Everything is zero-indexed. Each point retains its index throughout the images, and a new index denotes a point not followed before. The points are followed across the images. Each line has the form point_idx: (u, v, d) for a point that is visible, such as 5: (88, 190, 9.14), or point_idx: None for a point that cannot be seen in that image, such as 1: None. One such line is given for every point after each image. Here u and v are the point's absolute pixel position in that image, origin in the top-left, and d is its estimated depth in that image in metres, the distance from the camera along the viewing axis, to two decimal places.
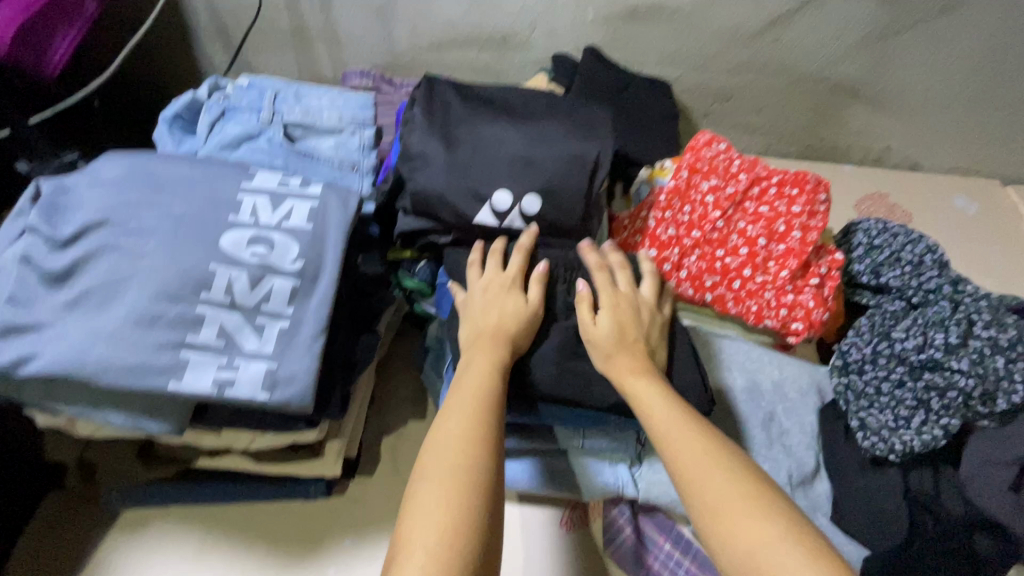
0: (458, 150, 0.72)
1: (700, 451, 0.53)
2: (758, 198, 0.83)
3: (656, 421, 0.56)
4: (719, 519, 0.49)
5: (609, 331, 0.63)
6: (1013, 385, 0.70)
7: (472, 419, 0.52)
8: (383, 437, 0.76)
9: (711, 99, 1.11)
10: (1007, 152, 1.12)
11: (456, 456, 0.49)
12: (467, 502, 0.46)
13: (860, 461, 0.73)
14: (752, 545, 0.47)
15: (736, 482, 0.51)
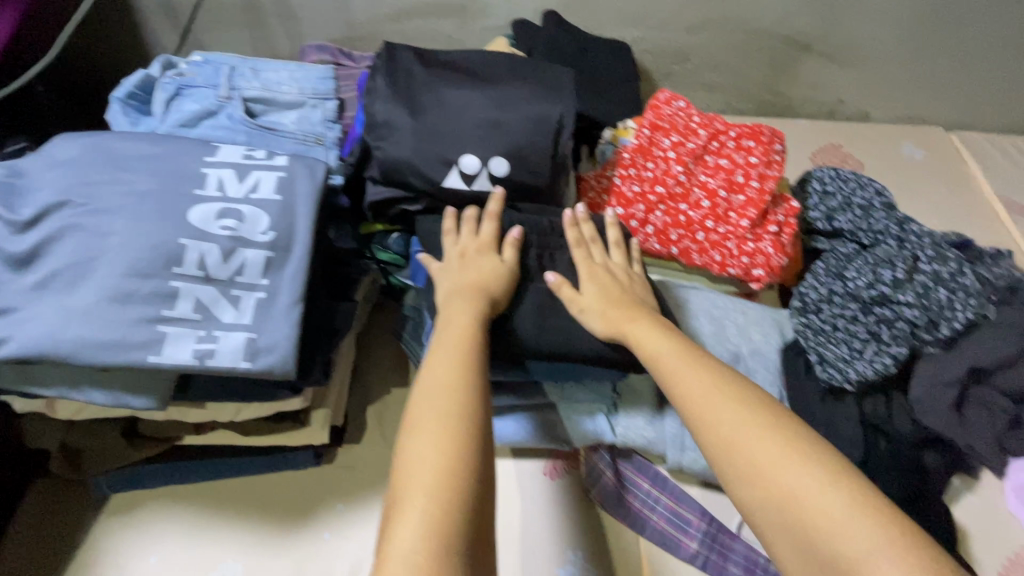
0: (423, 115, 0.72)
1: (709, 388, 0.53)
2: (717, 152, 0.86)
3: (663, 365, 0.57)
4: (734, 451, 0.49)
5: (594, 296, 0.65)
6: (953, 312, 0.77)
7: (458, 368, 0.53)
8: (369, 405, 0.78)
9: (671, 59, 1.12)
10: (950, 98, 1.18)
11: (446, 402, 0.50)
12: (460, 443, 0.47)
13: (819, 392, 0.78)
14: (767, 472, 0.47)
15: (748, 414, 0.51)
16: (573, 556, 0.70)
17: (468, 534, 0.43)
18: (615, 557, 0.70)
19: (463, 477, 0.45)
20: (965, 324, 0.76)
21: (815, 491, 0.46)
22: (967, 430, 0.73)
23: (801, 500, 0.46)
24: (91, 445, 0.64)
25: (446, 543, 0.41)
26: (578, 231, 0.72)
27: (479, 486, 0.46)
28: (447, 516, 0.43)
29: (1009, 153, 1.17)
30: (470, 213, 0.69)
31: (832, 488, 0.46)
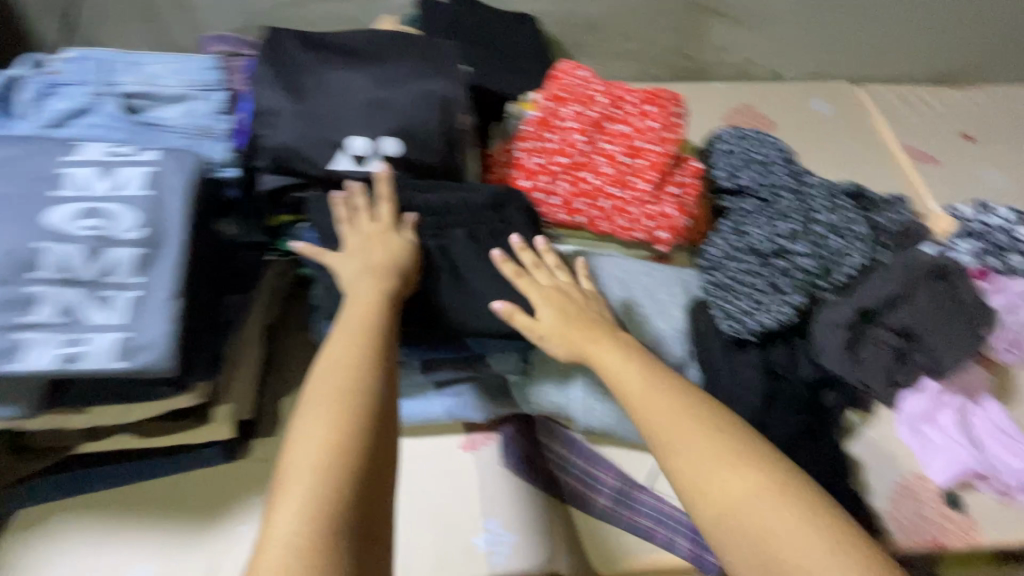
0: (306, 99, 0.71)
1: (675, 415, 0.53)
2: (619, 119, 0.87)
3: (628, 388, 0.57)
4: (698, 478, 0.49)
5: (553, 320, 0.65)
6: (843, 261, 0.82)
7: (356, 347, 0.53)
8: (283, 399, 0.77)
9: (581, 30, 1.12)
10: (853, 53, 1.21)
11: (340, 380, 0.50)
12: (350, 417, 0.48)
13: (723, 344, 0.79)
14: (731, 500, 0.48)
15: (713, 442, 0.51)
16: (490, 523, 0.70)
17: (354, 504, 0.44)
18: (530, 521, 0.71)
19: (347, 448, 0.46)
20: (853, 269, 0.82)
21: (776, 521, 0.46)
22: (859, 370, 0.77)
23: (765, 531, 0.46)
24: None
25: (326, 511, 0.42)
26: (520, 260, 0.70)
27: (366, 457, 0.46)
28: (328, 486, 0.43)
29: (911, 102, 1.21)
30: (361, 198, 0.69)
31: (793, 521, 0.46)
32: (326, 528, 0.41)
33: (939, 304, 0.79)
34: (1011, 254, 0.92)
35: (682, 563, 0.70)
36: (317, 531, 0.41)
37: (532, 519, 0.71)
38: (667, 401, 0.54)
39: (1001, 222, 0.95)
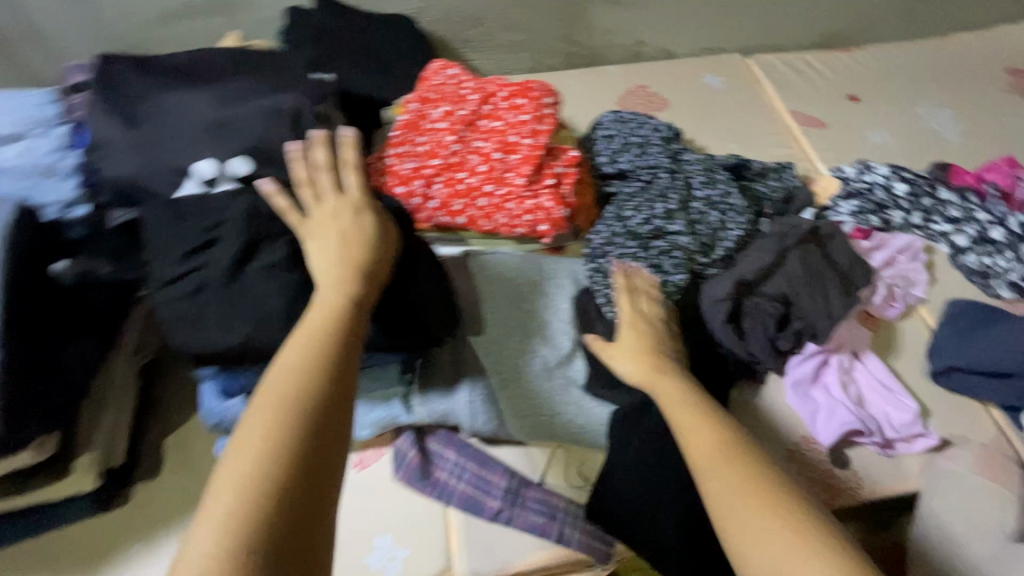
0: (139, 128, 0.68)
1: (718, 442, 0.54)
2: (489, 115, 0.87)
3: (679, 412, 0.58)
4: (730, 499, 0.49)
5: (632, 342, 0.68)
6: (722, 233, 0.83)
7: (315, 347, 0.48)
8: (166, 437, 0.74)
9: (463, 26, 1.10)
10: (739, 24, 1.22)
11: (290, 384, 0.45)
12: (292, 424, 0.43)
13: (611, 332, 0.78)
14: (764, 527, 0.46)
15: (750, 471, 0.50)
16: (383, 539, 0.69)
17: (282, 529, 0.38)
18: (424, 532, 0.70)
19: (281, 459, 0.41)
20: (730, 241, 0.83)
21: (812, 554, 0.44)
22: (744, 339, 0.77)
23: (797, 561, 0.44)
24: None
25: (246, 530, 0.37)
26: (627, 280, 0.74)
27: (309, 471, 0.41)
28: (248, 503, 0.38)
29: (800, 69, 1.22)
30: (324, 174, 0.63)
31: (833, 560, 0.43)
32: (244, 552, 0.36)
33: (811, 267, 0.81)
34: (891, 211, 0.96)
35: (575, 555, 0.70)
36: (236, 555, 0.36)
37: (425, 531, 0.70)
38: (705, 431, 0.55)
39: (880, 180, 0.99)
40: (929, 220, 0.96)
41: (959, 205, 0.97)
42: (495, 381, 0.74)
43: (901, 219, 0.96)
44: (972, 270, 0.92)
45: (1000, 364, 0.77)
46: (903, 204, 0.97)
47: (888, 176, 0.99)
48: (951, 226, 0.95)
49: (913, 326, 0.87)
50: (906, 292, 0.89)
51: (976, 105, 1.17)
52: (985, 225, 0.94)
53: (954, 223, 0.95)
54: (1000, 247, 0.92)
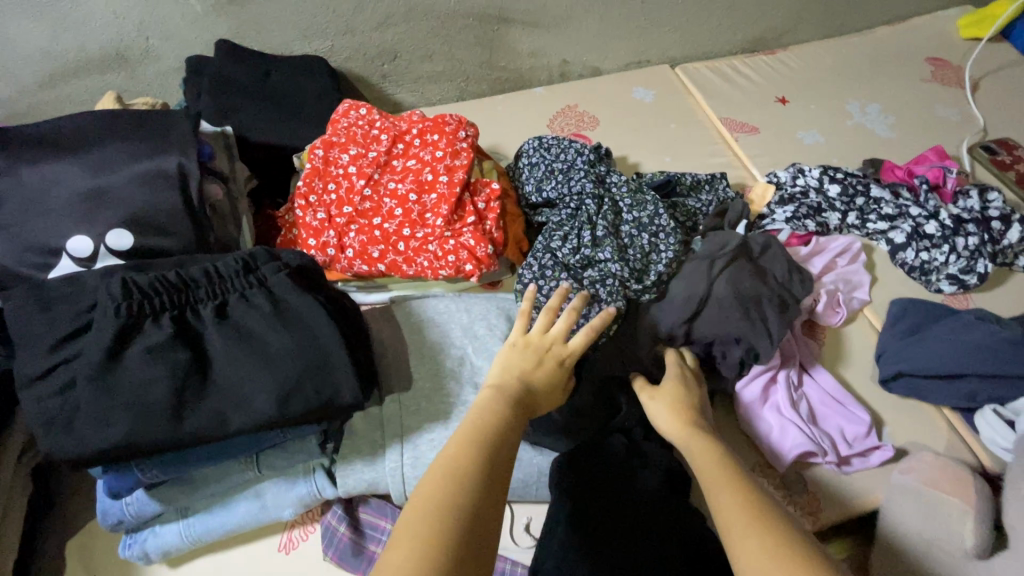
0: (4, 208, 0.63)
1: (751, 509, 0.46)
2: (403, 155, 0.83)
3: (709, 471, 0.51)
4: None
5: (671, 391, 0.64)
6: (656, 256, 0.79)
7: (473, 440, 0.48)
8: (68, 540, 0.67)
9: (379, 61, 1.06)
10: (664, 35, 1.20)
11: (448, 478, 0.45)
12: (451, 519, 0.42)
13: None
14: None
15: (797, 552, 0.42)
16: None
17: None
18: None
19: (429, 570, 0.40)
20: (661, 264, 0.80)
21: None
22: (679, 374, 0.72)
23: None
24: None
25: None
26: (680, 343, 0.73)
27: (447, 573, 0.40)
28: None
29: (729, 75, 1.21)
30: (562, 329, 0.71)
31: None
32: None
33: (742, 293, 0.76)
34: (827, 214, 0.94)
35: None
36: None
37: None
38: (731, 490, 0.48)
39: (812, 183, 0.97)
40: (864, 219, 0.94)
41: (892, 201, 0.94)
42: (424, 439, 0.68)
43: (838, 220, 0.94)
44: (912, 267, 0.90)
45: (952, 367, 0.75)
46: (838, 205, 0.95)
47: (820, 178, 0.96)
48: (887, 224, 0.93)
49: (858, 331, 0.85)
50: (849, 297, 0.87)
51: (905, 99, 1.17)
52: (920, 219, 0.91)
53: (890, 220, 0.93)
54: (938, 240, 0.89)
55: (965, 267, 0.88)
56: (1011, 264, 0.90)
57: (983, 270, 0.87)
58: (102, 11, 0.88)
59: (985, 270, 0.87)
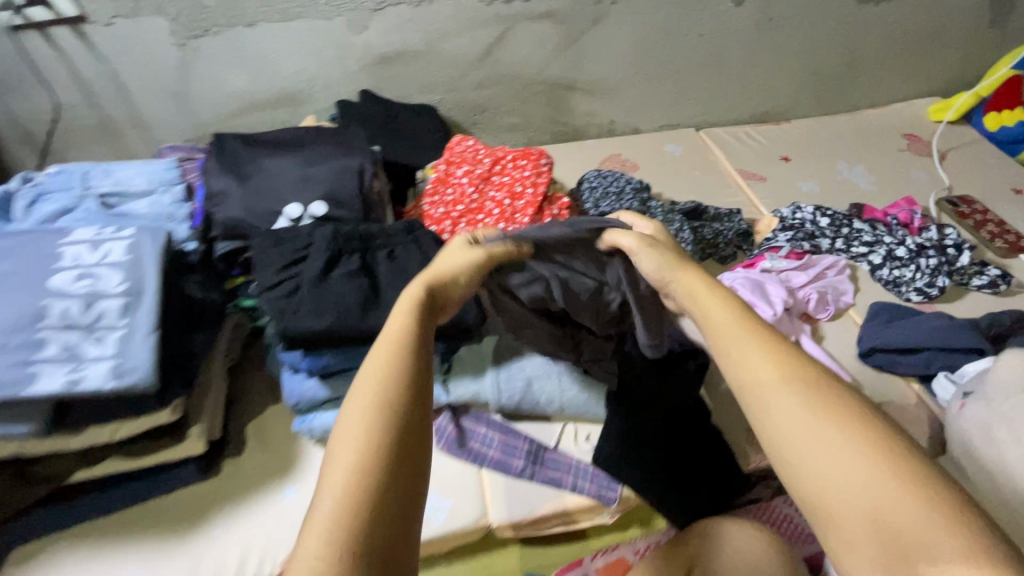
0: (249, 182, 0.92)
1: (767, 364, 0.50)
2: (500, 173, 1.13)
3: (720, 339, 0.54)
4: (794, 438, 0.46)
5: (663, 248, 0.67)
6: None
7: (397, 352, 0.51)
8: (248, 424, 0.92)
9: (472, 112, 1.39)
10: (690, 107, 1.53)
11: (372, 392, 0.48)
12: (386, 429, 0.45)
13: None
14: (833, 471, 0.43)
15: (814, 401, 0.47)
16: (430, 494, 0.85)
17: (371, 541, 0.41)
18: (463, 487, 0.86)
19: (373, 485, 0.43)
20: None
21: (897, 494, 0.41)
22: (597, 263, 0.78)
23: (892, 504, 0.41)
24: None
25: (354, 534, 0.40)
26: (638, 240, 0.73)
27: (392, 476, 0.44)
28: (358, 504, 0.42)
29: (742, 139, 1.53)
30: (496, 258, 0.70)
31: (927, 503, 0.40)
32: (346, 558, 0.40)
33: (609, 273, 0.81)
34: (819, 240, 1.21)
35: (587, 500, 0.85)
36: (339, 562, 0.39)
37: (464, 486, 0.86)
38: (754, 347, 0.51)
39: (807, 217, 1.24)
40: (849, 245, 1.20)
41: (871, 232, 1.21)
42: (515, 366, 0.90)
43: (828, 245, 1.21)
44: (887, 281, 1.15)
45: (916, 341, 0.98)
46: (828, 233, 1.21)
47: (813, 213, 1.23)
48: (867, 249, 1.19)
49: (843, 325, 1.09)
50: (837, 299, 1.11)
51: (884, 163, 1.47)
52: (892, 245, 1.17)
53: (869, 246, 1.19)
54: (906, 261, 1.15)
55: (929, 282, 1.12)
56: (967, 284, 1.14)
57: (942, 284, 1.12)
58: (289, 66, 1.22)
59: (943, 284, 1.12)
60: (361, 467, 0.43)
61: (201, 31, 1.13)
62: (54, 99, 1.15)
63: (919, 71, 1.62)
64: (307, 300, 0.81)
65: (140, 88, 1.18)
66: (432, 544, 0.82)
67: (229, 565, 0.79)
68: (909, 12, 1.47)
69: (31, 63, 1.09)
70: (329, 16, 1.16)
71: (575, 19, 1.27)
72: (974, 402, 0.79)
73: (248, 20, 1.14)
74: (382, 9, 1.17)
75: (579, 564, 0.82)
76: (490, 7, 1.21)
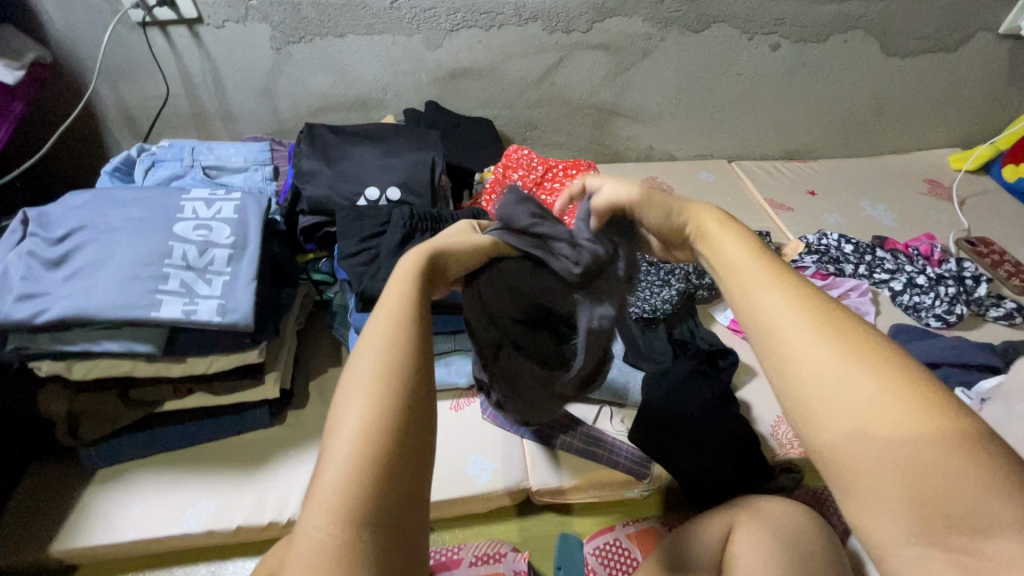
0: (336, 166, 1.04)
1: (794, 307, 0.41)
2: (552, 180, 1.25)
3: (743, 283, 0.45)
4: (819, 391, 0.37)
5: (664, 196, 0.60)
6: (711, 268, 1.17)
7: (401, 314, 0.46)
8: (311, 381, 1.00)
9: (524, 128, 1.51)
10: (725, 140, 1.65)
11: (379, 357, 0.43)
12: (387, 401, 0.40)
13: (640, 326, 1.04)
14: (864, 419, 0.35)
15: (852, 347, 0.38)
16: (475, 456, 0.92)
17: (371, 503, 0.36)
18: (506, 453, 0.93)
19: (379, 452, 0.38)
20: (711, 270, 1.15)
21: (943, 456, 0.33)
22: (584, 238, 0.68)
23: (935, 466, 0.33)
24: (90, 411, 0.81)
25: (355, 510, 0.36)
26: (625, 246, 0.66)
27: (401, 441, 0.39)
28: (365, 481, 0.37)
29: (771, 173, 1.64)
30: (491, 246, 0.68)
31: (981, 469, 0.32)
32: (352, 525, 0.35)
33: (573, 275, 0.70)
34: (843, 264, 1.29)
35: (623, 475, 0.93)
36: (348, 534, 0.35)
37: (507, 452, 0.93)
38: (775, 288, 0.43)
39: (833, 243, 1.32)
40: (871, 271, 1.28)
41: (892, 261, 1.29)
42: None
43: (851, 269, 1.28)
44: (906, 306, 1.22)
45: (934, 357, 1.05)
46: (851, 259, 1.29)
47: (838, 240, 1.31)
48: (889, 275, 1.27)
49: None
50: None
51: (905, 204, 1.56)
52: (912, 273, 1.25)
53: (891, 273, 1.27)
54: (926, 289, 1.22)
55: (948, 309, 1.19)
56: (983, 314, 1.21)
57: (961, 312, 1.18)
58: (367, 74, 1.35)
59: (962, 312, 1.18)
60: (369, 438, 0.38)
61: (297, 38, 1.26)
62: (161, 89, 1.29)
63: (941, 123, 1.73)
64: (383, 266, 0.91)
65: (235, 84, 1.32)
66: (474, 502, 0.89)
67: (293, 501, 0.85)
68: (936, 67, 1.58)
69: (147, 55, 1.24)
70: (410, 33, 1.29)
71: (627, 51, 1.40)
72: (991, 404, 0.88)
73: (338, 31, 1.27)
74: (457, 30, 1.30)
75: (611, 530, 0.89)
76: (552, 35, 1.34)
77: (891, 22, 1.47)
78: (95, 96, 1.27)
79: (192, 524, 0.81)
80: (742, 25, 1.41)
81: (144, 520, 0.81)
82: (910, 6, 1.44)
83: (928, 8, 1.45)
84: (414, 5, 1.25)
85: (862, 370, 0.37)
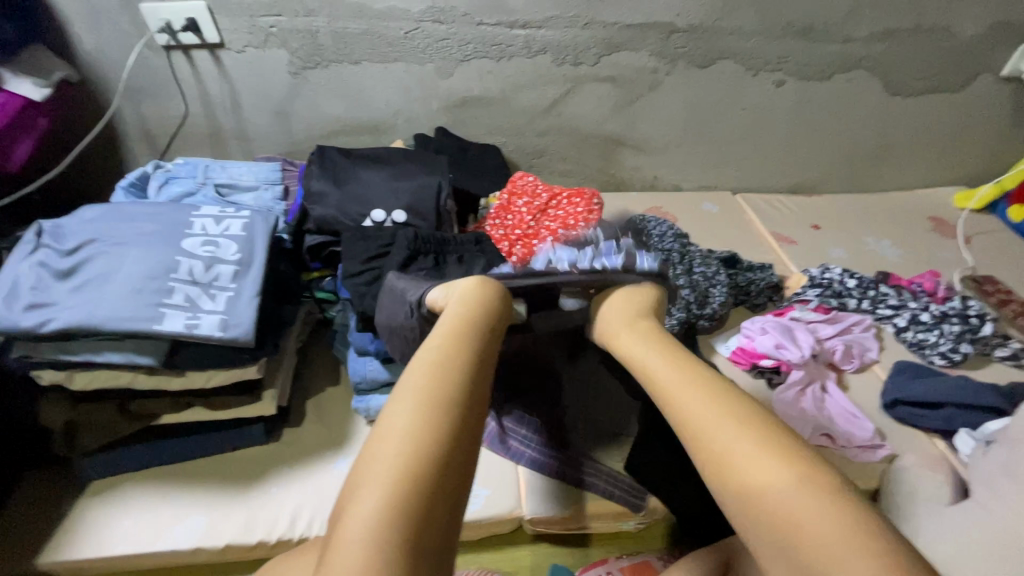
0: (344, 187, 1.06)
1: (709, 408, 0.61)
2: (555, 207, 1.26)
3: (669, 391, 0.65)
4: (737, 475, 0.55)
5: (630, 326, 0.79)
6: (713, 296, 1.17)
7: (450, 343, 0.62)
8: (309, 399, 1.01)
9: (531, 156, 1.54)
10: (729, 173, 1.66)
11: (427, 384, 0.56)
12: (431, 428, 0.52)
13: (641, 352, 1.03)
14: (770, 489, 0.53)
15: (755, 442, 0.56)
16: (469, 481, 0.92)
17: (417, 492, 0.47)
18: (500, 479, 0.93)
19: (424, 457, 0.49)
20: (713, 300, 1.17)
21: (814, 503, 0.51)
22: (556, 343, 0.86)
23: (816, 528, 0.49)
24: (86, 422, 0.83)
25: (403, 516, 0.46)
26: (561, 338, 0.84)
27: (438, 445, 0.51)
28: (412, 482, 0.48)
29: (777, 207, 1.64)
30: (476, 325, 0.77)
31: (830, 505, 0.50)
32: (406, 504, 0.46)
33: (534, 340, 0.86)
34: (847, 298, 1.28)
35: (618, 506, 0.91)
36: (401, 510, 0.46)
37: (500, 479, 0.92)
38: (696, 392, 0.63)
39: (836, 277, 1.31)
40: (875, 306, 1.28)
41: (896, 297, 1.28)
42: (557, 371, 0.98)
43: (855, 304, 1.28)
44: (911, 343, 1.21)
45: (936, 396, 1.04)
46: (855, 293, 1.28)
47: (841, 275, 1.30)
48: (893, 311, 1.26)
49: (868, 378, 1.15)
50: (862, 354, 1.17)
51: (910, 240, 1.56)
52: (916, 310, 1.24)
53: (894, 309, 1.26)
54: (930, 326, 1.21)
55: (952, 347, 1.17)
56: (989, 353, 1.20)
57: (966, 351, 1.17)
58: (380, 100, 1.38)
59: (967, 351, 1.17)
60: (410, 461, 0.49)
61: (314, 63, 1.30)
62: (180, 109, 1.33)
63: (945, 162, 1.74)
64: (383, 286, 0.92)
65: (253, 107, 1.36)
66: (466, 528, 0.88)
67: (282, 520, 0.84)
68: (939, 107, 1.60)
69: (169, 76, 1.28)
70: (423, 62, 1.33)
71: (634, 84, 1.43)
72: (997, 447, 0.86)
73: (353, 58, 1.31)
74: (468, 60, 1.34)
75: (605, 563, 0.89)
76: (560, 67, 1.38)
77: (894, 62, 1.49)
78: (117, 114, 1.32)
79: (180, 540, 0.81)
80: (747, 62, 1.44)
81: (133, 534, 0.81)
82: (913, 47, 1.47)
83: (931, 50, 1.48)
84: (428, 35, 1.29)
85: (753, 447, 0.56)
